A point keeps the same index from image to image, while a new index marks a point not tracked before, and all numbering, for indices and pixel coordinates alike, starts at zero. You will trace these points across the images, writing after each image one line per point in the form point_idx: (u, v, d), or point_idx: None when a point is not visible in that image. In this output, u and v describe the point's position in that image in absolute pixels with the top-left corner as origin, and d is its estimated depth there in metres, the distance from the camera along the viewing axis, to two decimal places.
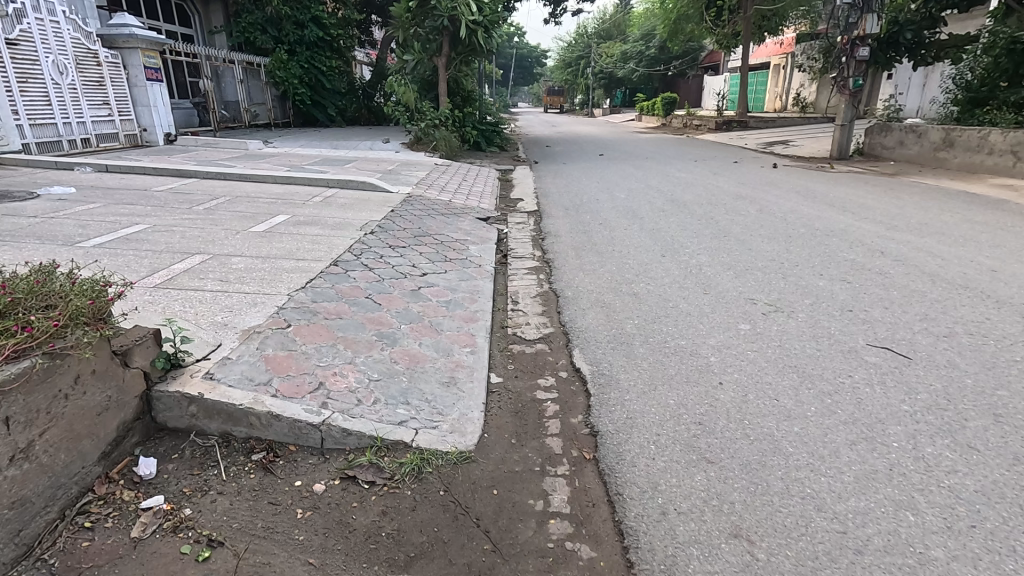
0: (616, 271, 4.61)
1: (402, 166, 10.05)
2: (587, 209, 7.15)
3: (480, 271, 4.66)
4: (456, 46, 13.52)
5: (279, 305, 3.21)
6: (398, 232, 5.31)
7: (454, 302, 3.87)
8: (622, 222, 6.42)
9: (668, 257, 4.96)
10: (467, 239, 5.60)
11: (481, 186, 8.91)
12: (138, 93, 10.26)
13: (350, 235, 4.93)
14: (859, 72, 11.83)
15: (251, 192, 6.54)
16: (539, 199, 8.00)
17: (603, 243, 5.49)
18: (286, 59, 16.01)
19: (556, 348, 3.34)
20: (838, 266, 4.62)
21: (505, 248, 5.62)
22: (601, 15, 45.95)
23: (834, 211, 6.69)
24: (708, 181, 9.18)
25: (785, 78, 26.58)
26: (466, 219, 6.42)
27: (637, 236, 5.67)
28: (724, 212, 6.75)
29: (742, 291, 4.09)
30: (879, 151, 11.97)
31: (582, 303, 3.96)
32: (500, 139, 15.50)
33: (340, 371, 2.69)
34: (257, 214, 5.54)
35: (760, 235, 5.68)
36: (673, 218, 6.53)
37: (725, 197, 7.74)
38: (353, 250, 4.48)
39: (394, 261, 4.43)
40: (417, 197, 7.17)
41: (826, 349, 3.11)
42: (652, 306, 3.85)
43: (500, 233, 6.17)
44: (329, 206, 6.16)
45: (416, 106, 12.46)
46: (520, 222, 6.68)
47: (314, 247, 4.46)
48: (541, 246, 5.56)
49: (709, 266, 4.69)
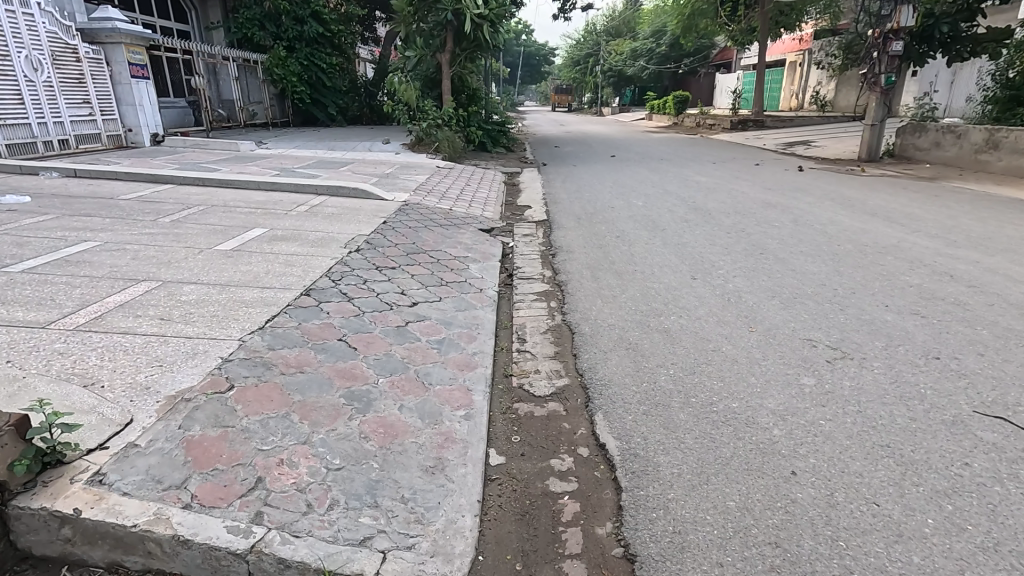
0: (640, 298, 3.93)
1: (401, 168, 9.40)
2: (602, 219, 6.46)
3: (481, 299, 4.00)
4: (461, 42, 12.86)
5: (224, 356, 2.55)
6: (389, 249, 4.65)
7: (448, 343, 3.21)
8: (643, 234, 5.73)
9: (700, 280, 4.28)
10: (467, 256, 4.93)
11: (485, 192, 8.24)
12: (122, 91, 9.66)
13: (331, 254, 4.28)
14: (891, 69, 11.05)
15: (229, 201, 5.91)
16: (548, 206, 7.32)
17: (623, 261, 4.81)
18: (284, 56, 15.41)
19: (572, 410, 2.66)
20: (904, 293, 3.92)
21: (511, 266, 4.95)
22: (610, 13, 45.29)
23: (880, 222, 5.98)
24: (732, 186, 8.47)
25: (801, 76, 25.74)
26: (467, 231, 5.76)
27: (662, 253, 4.99)
28: (755, 224, 6.04)
29: (794, 326, 3.41)
30: (913, 153, 11.19)
31: (603, 342, 3.29)
32: (506, 140, 14.85)
33: (289, 458, 2.02)
34: (231, 226, 4.92)
35: (801, 252, 4.99)
36: (699, 230, 5.83)
37: (754, 204, 7.02)
38: (331, 274, 3.83)
39: (380, 289, 3.77)
40: (413, 205, 6.52)
41: (923, 419, 2.41)
42: (687, 347, 3.18)
43: (505, 248, 5.50)
44: (314, 216, 5.51)
45: (419, 105, 11.81)
46: (528, 234, 6.02)
47: (286, 271, 3.81)
48: (552, 265, 4.88)
49: (749, 293, 4.01)
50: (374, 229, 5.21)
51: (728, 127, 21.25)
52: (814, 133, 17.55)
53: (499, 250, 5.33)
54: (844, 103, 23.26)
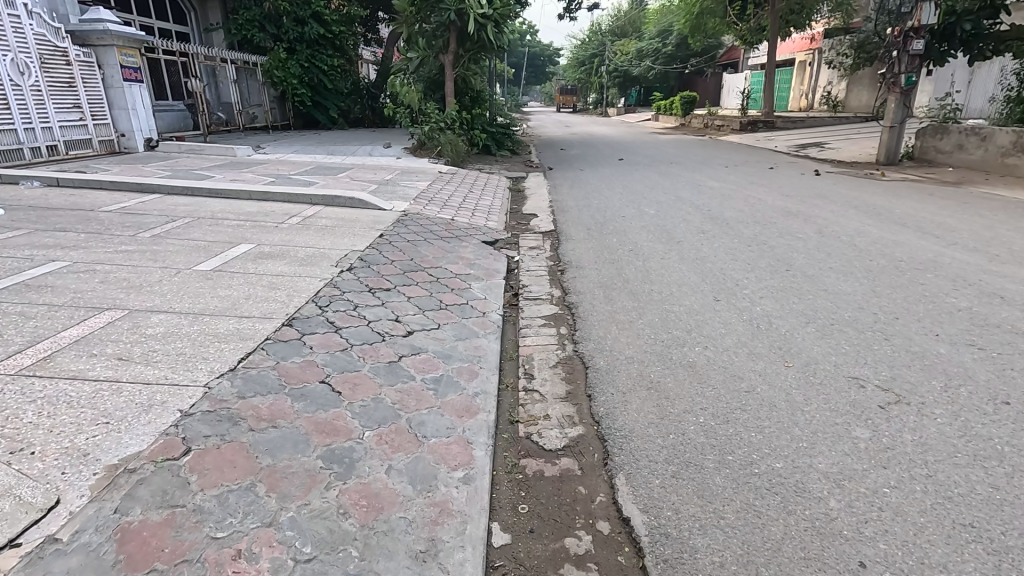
0: (659, 325, 3.56)
1: (402, 174, 9.06)
2: (613, 229, 6.09)
3: (483, 326, 3.64)
4: (464, 43, 12.49)
5: (184, 409, 2.19)
6: (384, 267, 4.30)
7: (446, 382, 2.85)
8: (657, 247, 5.37)
9: (723, 303, 3.91)
10: (469, 274, 4.57)
11: (489, 199, 7.89)
12: (114, 95, 9.36)
13: (320, 274, 3.93)
14: (912, 69, 10.55)
15: (217, 212, 5.57)
16: (555, 215, 6.95)
17: (638, 279, 4.45)
18: (284, 58, 15.12)
19: (588, 470, 2.29)
20: (953, 317, 3.54)
21: (516, 284, 4.59)
22: (616, 12, 44.97)
23: (912, 233, 5.58)
24: (747, 192, 8.09)
25: (810, 76, 25.31)
26: (469, 244, 5.41)
27: (680, 270, 4.62)
28: (777, 235, 5.66)
29: (835, 360, 3.03)
30: (934, 156, 10.77)
31: (622, 380, 2.92)
32: (511, 142, 14.50)
33: (248, 549, 1.66)
34: (216, 242, 4.58)
35: (832, 268, 4.61)
36: (718, 242, 5.46)
37: (773, 213, 6.64)
38: (319, 299, 3.49)
39: (372, 316, 3.41)
40: (413, 216, 6.16)
41: (1006, 486, 2.04)
42: (718, 386, 2.81)
43: (509, 263, 5.15)
44: (306, 230, 5.17)
45: (421, 108, 11.47)
46: (535, 246, 5.66)
47: (270, 295, 3.47)
48: (561, 283, 4.52)
49: (780, 317, 3.64)
50: (370, 244, 4.87)
51: (737, 128, 20.82)
52: (827, 134, 17.11)
53: (504, 266, 4.97)
54: (856, 103, 22.81)
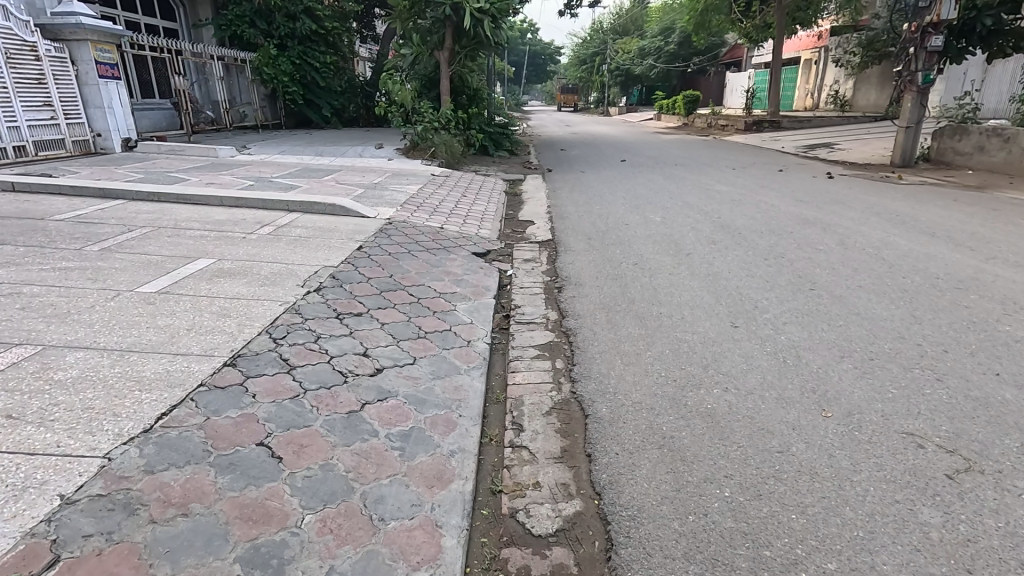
0: (671, 359, 3.07)
1: (391, 177, 8.58)
2: (616, 239, 5.62)
3: (467, 359, 3.15)
4: (461, 38, 12.00)
5: (67, 494, 1.72)
6: (358, 287, 3.83)
7: (416, 438, 2.36)
8: (665, 260, 4.89)
9: (743, 331, 3.42)
10: (455, 293, 4.08)
11: (483, 204, 7.40)
12: (89, 92, 8.89)
13: (281, 296, 3.45)
14: (930, 65, 10.01)
15: (181, 220, 5.10)
16: (553, 223, 6.46)
17: (645, 299, 3.96)
18: (274, 55, 14.64)
19: (587, 566, 1.81)
20: (1010, 351, 3.06)
21: (508, 305, 4.11)
22: (617, 10, 44.48)
23: (944, 245, 5.09)
24: (758, 198, 7.61)
25: (816, 74, 24.82)
26: (457, 257, 4.93)
27: (691, 289, 4.14)
28: (795, 246, 5.18)
29: (882, 409, 2.54)
30: (951, 158, 10.27)
31: (628, 432, 2.44)
32: (508, 142, 14.01)
33: None
34: (172, 256, 4.11)
35: (861, 286, 4.13)
36: (731, 255, 4.98)
37: (789, 221, 6.14)
38: (274, 329, 3.00)
39: (336, 349, 2.93)
40: (399, 224, 5.69)
41: None
42: (744, 443, 2.33)
43: (501, 278, 4.67)
44: (276, 241, 4.69)
45: (415, 107, 10.99)
46: (531, 258, 5.18)
47: (217, 324, 2.99)
48: (557, 303, 4.03)
49: (811, 348, 3.16)
50: (345, 257, 4.39)
51: (742, 127, 20.31)
52: (835, 135, 16.60)
53: (495, 283, 4.49)
54: (864, 103, 22.33)
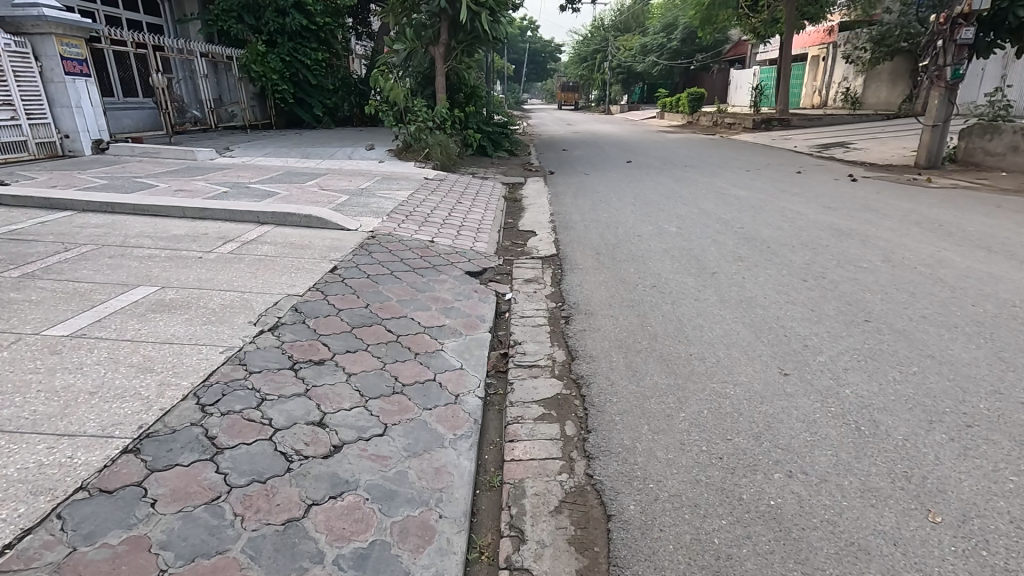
0: (711, 426, 2.43)
1: (381, 182, 7.94)
2: (629, 255, 4.97)
3: (453, 424, 2.49)
4: (457, 33, 11.29)
5: None
6: (324, 323, 3.18)
7: (376, 561, 1.70)
8: (687, 281, 4.24)
9: (796, 382, 2.77)
10: (442, 327, 3.44)
11: (479, 212, 6.74)
12: (55, 91, 8.24)
13: (223, 339, 2.80)
14: (959, 60, 9.31)
15: (132, 236, 4.44)
16: (557, 234, 5.81)
17: (670, 335, 3.32)
18: (263, 51, 13.95)
19: None
20: None
21: (506, 342, 3.46)
22: (618, 7, 43.80)
23: (1006, 262, 4.44)
24: (781, 204, 6.94)
25: (824, 71, 24.16)
26: (448, 279, 4.28)
27: (723, 321, 3.50)
28: (836, 264, 4.53)
29: (1007, 511, 1.90)
30: (981, 158, 9.62)
31: (667, 550, 1.80)
32: (508, 143, 13.34)
33: None
34: (106, 283, 3.45)
35: (926, 317, 3.48)
36: (764, 274, 4.33)
37: (822, 232, 5.49)
38: (208, 388, 2.36)
39: (284, 417, 2.28)
40: (384, 237, 5.04)
41: None
42: (831, 571, 1.69)
43: (498, 304, 4.02)
44: (237, 263, 4.03)
45: (408, 106, 10.31)
46: (534, 278, 4.53)
47: (133, 384, 2.33)
48: (565, 339, 3.38)
49: (885, 409, 2.51)
50: (314, 282, 3.74)
51: (750, 126, 19.64)
52: (849, 134, 15.92)
53: (492, 311, 3.84)
54: (874, 100, 21.64)
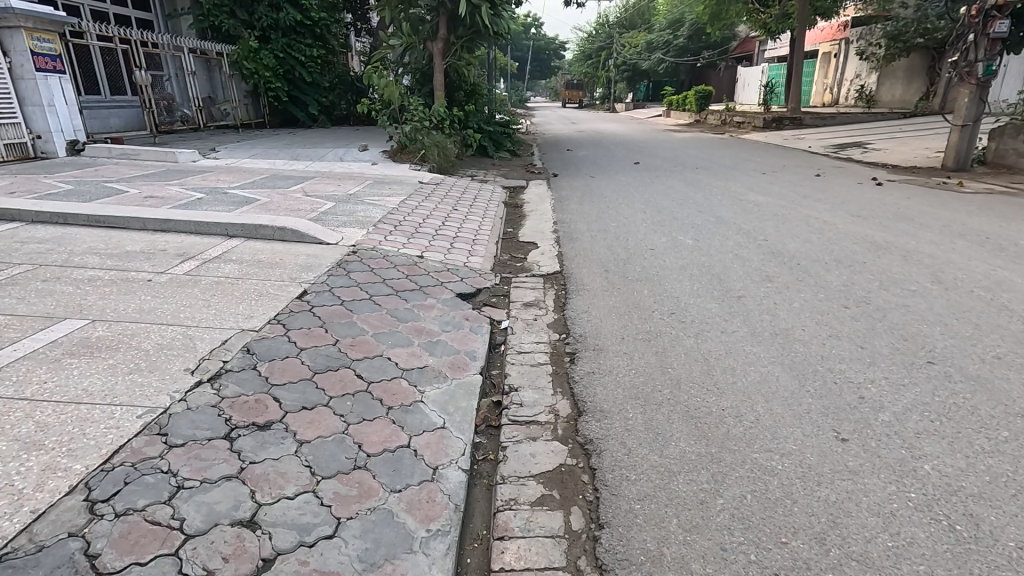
0: (760, 522, 1.89)
1: (372, 186, 7.40)
2: (642, 274, 4.43)
3: (427, 514, 1.94)
4: (456, 28, 10.74)
5: None
6: (279, 368, 2.64)
7: None
8: (711, 308, 3.69)
9: (859, 452, 2.22)
10: (423, 370, 2.90)
11: (476, 221, 6.19)
12: (25, 88, 7.73)
13: (145, 396, 2.25)
14: (993, 55, 8.65)
15: (77, 254, 3.91)
16: (561, 247, 5.27)
17: (696, 383, 2.77)
18: (255, 47, 13.40)
19: None
20: None
21: (500, 387, 2.93)
22: (623, 4, 43.17)
23: None
24: (806, 212, 6.37)
25: (836, 68, 23.49)
26: (437, 304, 3.75)
27: (757, 362, 2.95)
28: (880, 286, 3.97)
29: None
30: (1015, 160, 9.00)
31: None
32: (510, 142, 12.79)
33: None
34: (28, 317, 2.93)
35: (1002, 357, 2.92)
36: (798, 299, 3.78)
37: (856, 246, 4.93)
38: (108, 474, 1.83)
39: (202, 515, 1.74)
40: (367, 252, 4.50)
41: None
42: None
43: (491, 336, 3.48)
44: (190, 285, 3.50)
45: (404, 104, 9.73)
46: (534, 302, 3.98)
47: (7, 469, 1.80)
48: (570, 386, 2.84)
49: (980, 496, 1.97)
50: (276, 311, 3.20)
51: (760, 125, 19.02)
52: (865, 133, 15.28)
53: (485, 346, 3.30)
54: (888, 98, 21.01)
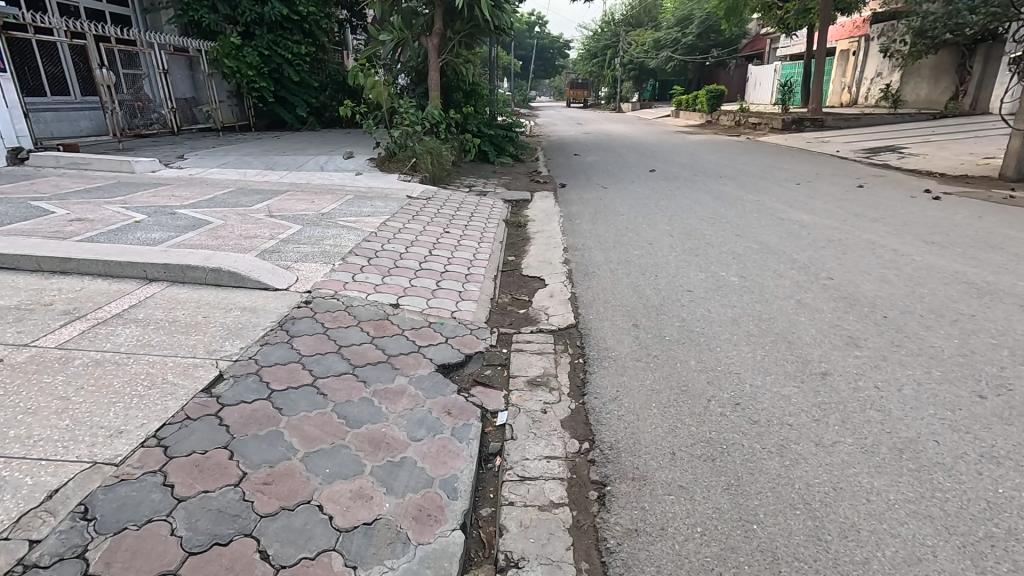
0: None
1: (351, 202, 6.37)
2: (685, 333, 3.38)
3: None
4: (454, 22, 9.72)
5: None
6: (126, 550, 1.61)
7: None
8: (791, 396, 2.65)
9: None
10: (371, 527, 1.85)
11: (470, 248, 5.15)
12: None
13: None
14: None
15: None
16: (575, 286, 4.24)
17: (806, 565, 1.73)
18: (238, 44, 12.37)
19: None
20: None
21: (491, 554, 1.88)
22: (630, 1, 42.16)
23: None
24: (868, 237, 5.30)
25: (855, 66, 22.40)
26: (410, 389, 2.71)
27: (892, 515, 1.91)
28: (1015, 358, 2.92)
29: None
30: None
31: None
32: (512, 146, 11.74)
33: None
34: None
35: None
36: (909, 382, 2.73)
37: (953, 289, 3.87)
38: None
39: None
40: (325, 302, 3.47)
41: None
42: None
43: (483, 444, 2.43)
44: (53, 367, 2.47)
45: (394, 106, 8.68)
46: (542, 379, 2.93)
47: None
48: (602, 560, 1.82)
49: None
50: (162, 419, 2.17)
51: (778, 127, 17.86)
52: (896, 136, 14.14)
53: (472, 466, 2.25)
54: (913, 98, 19.98)
